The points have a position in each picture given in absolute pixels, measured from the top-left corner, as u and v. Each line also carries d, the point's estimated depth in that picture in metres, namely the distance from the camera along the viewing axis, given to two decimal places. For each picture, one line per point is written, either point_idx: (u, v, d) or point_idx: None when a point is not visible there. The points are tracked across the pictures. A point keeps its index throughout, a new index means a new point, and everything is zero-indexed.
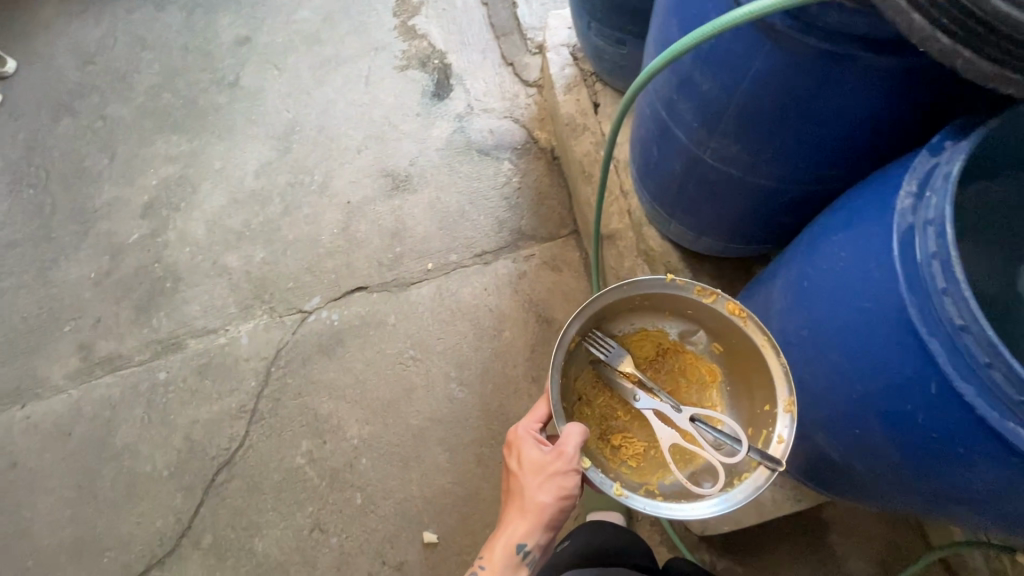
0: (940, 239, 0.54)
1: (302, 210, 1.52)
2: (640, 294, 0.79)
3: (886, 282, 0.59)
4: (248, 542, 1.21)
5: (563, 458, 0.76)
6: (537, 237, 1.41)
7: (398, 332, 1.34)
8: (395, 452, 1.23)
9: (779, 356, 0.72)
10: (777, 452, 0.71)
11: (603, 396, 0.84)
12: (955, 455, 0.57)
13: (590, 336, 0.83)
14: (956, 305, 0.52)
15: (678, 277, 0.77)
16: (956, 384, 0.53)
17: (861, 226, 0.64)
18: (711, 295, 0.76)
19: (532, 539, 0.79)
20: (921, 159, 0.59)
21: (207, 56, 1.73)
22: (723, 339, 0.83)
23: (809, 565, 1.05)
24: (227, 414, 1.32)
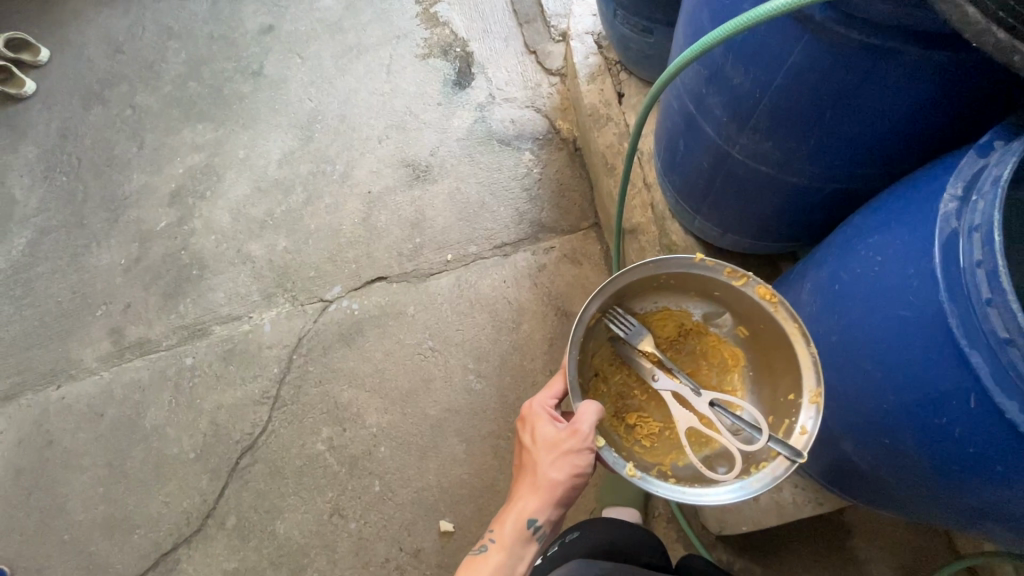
0: (986, 247, 0.51)
1: (324, 199, 1.53)
2: (665, 273, 0.77)
3: (926, 289, 0.56)
4: (270, 525, 1.24)
5: (577, 436, 0.76)
6: (557, 230, 1.39)
7: (417, 323, 1.35)
8: (413, 441, 1.25)
9: (811, 346, 0.68)
10: (800, 442, 0.69)
11: (621, 374, 0.84)
12: (995, 470, 0.55)
13: (611, 312, 0.80)
14: (1002, 317, 0.49)
15: (708, 256, 0.74)
16: (999, 399, 0.51)
17: (899, 229, 0.61)
18: (742, 277, 0.73)
19: (543, 515, 0.79)
20: (968, 160, 0.57)
21: (232, 44, 1.74)
22: (749, 324, 0.80)
23: (830, 568, 1.03)
24: (250, 399, 1.35)
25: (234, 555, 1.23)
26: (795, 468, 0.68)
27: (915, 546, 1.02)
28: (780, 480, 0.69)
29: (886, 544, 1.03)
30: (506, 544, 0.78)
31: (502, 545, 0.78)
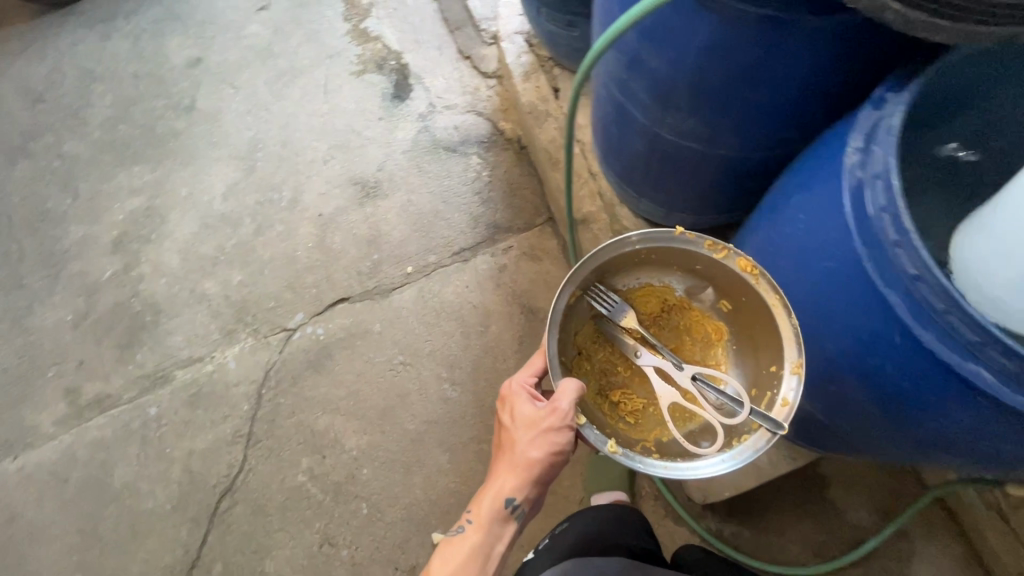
0: (888, 194, 0.54)
1: (274, 227, 1.50)
2: (645, 249, 0.76)
3: (844, 240, 0.59)
4: (260, 565, 1.21)
5: (557, 414, 0.74)
6: (513, 229, 1.40)
7: (386, 340, 1.34)
8: (395, 458, 1.23)
9: (792, 317, 0.67)
10: (782, 414, 0.68)
11: (604, 354, 0.82)
12: (926, 402, 0.58)
13: (593, 289, 0.80)
14: (909, 256, 0.53)
15: (688, 229, 0.73)
16: (918, 334, 0.55)
17: (816, 186, 0.64)
18: (722, 251, 0.71)
19: (522, 492, 0.81)
20: (865, 114, 0.59)
21: (159, 81, 1.69)
22: (733, 297, 0.79)
23: (813, 520, 1.07)
24: (223, 441, 1.31)
25: None
26: (776, 440, 0.68)
27: (888, 487, 1.06)
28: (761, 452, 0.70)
29: (860, 492, 1.07)
30: (485, 521, 0.81)
31: (481, 523, 0.81)
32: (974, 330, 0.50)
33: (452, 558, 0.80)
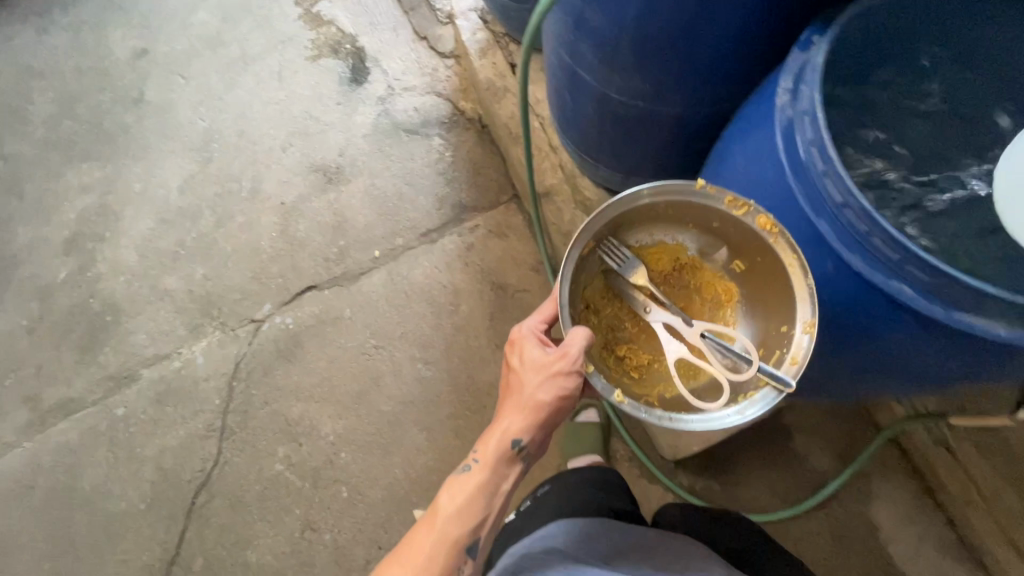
0: (815, 127, 0.60)
1: (235, 218, 1.48)
2: (660, 200, 0.70)
3: (779, 177, 0.65)
4: (241, 555, 1.20)
5: (567, 359, 0.72)
6: (479, 207, 1.40)
7: (356, 324, 1.33)
8: (373, 440, 1.24)
9: (808, 279, 0.64)
10: (790, 372, 0.66)
11: (612, 311, 0.77)
12: (854, 322, 0.65)
13: (606, 242, 0.74)
14: (836, 184, 0.59)
15: (709, 182, 0.68)
16: (847, 257, 0.61)
17: (751, 130, 0.68)
18: (743, 207, 0.67)
19: (528, 437, 0.77)
20: (792, 57, 0.64)
21: (104, 74, 1.63)
22: (746, 257, 0.74)
23: (778, 469, 1.12)
24: (196, 436, 1.29)
25: None
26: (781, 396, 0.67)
27: (847, 432, 1.12)
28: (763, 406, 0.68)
29: (821, 438, 1.12)
30: (491, 463, 0.76)
31: (486, 465, 0.76)
32: (893, 246, 0.57)
33: (456, 500, 0.75)
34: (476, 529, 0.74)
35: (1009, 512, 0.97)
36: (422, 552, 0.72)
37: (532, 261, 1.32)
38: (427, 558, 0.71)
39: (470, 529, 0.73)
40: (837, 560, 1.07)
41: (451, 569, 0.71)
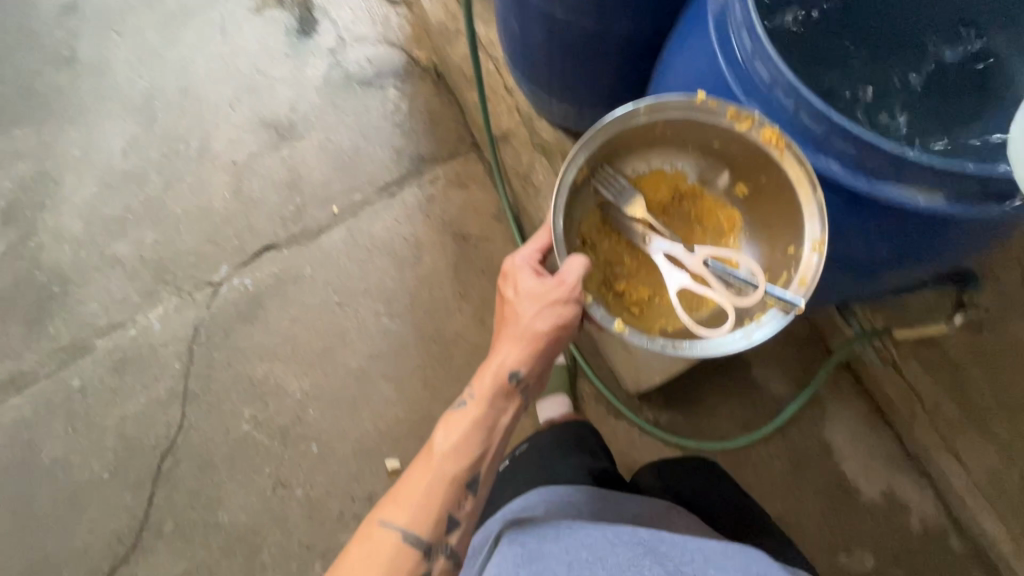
0: (743, 13, 0.64)
1: (184, 180, 1.42)
2: (659, 121, 0.69)
3: (714, 67, 0.69)
4: (212, 517, 1.19)
5: (563, 288, 0.68)
6: (438, 159, 1.36)
7: (318, 282, 1.30)
8: (341, 396, 1.23)
9: (816, 192, 0.64)
10: (800, 292, 0.66)
11: (612, 246, 0.75)
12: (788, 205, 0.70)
13: (601, 171, 0.72)
14: (764, 64, 0.64)
15: (710, 96, 0.66)
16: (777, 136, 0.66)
17: (687, 29, 0.73)
18: (748, 120, 0.65)
19: (524, 370, 0.74)
20: None
21: (30, 33, 1.52)
22: (750, 178, 0.73)
23: (737, 398, 1.16)
24: (158, 402, 1.26)
25: (180, 558, 1.17)
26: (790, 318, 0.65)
27: (802, 360, 1.16)
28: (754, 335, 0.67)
29: (778, 367, 1.16)
30: (485, 399, 0.74)
31: (480, 401, 0.74)
32: (816, 119, 0.62)
33: (450, 438, 0.72)
34: (473, 465, 0.71)
35: (947, 422, 1.03)
36: (417, 492, 0.70)
37: (494, 209, 1.30)
38: (422, 497, 0.70)
39: (468, 465, 0.71)
40: (796, 481, 1.11)
41: (449, 506, 0.69)
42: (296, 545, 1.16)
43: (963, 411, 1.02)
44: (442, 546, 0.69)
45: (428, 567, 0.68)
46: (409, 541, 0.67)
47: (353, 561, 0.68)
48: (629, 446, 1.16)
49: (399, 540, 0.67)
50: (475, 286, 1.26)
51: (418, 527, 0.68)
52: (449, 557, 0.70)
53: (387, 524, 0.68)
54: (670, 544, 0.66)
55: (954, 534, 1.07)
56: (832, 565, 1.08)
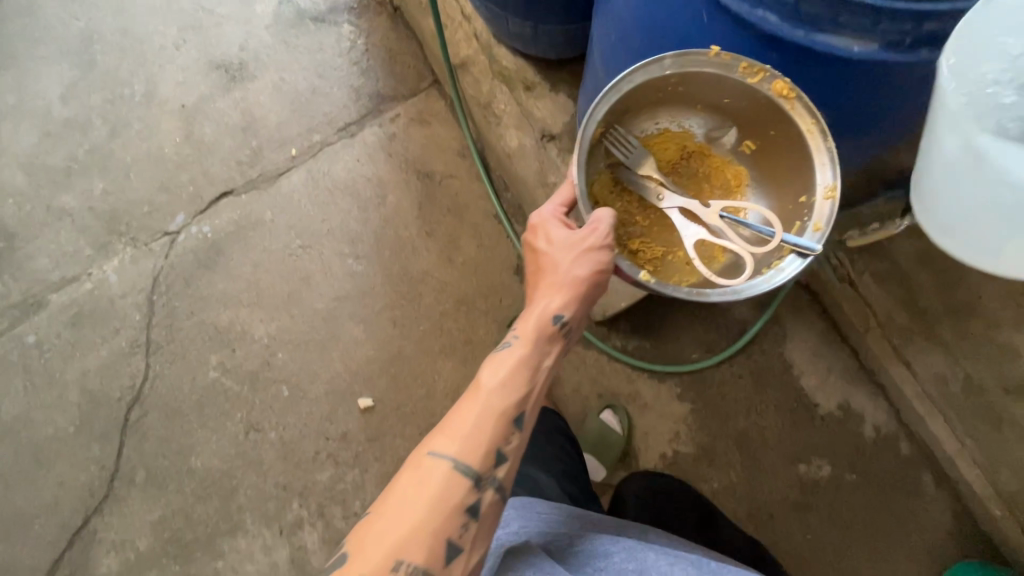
0: None
1: (131, 126, 1.35)
2: (673, 75, 0.70)
3: None
4: (185, 463, 1.18)
5: (598, 230, 0.71)
6: (398, 96, 1.32)
7: (279, 226, 1.27)
8: (309, 339, 1.22)
9: (826, 140, 0.67)
10: (815, 238, 0.69)
11: (624, 207, 0.80)
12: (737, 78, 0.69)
13: (611, 132, 0.77)
14: None
15: (724, 50, 0.67)
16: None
17: None
18: (758, 73, 0.66)
19: (568, 312, 0.72)
20: None
21: None
22: (758, 133, 0.77)
23: (702, 323, 1.19)
24: (120, 354, 1.23)
25: (155, 505, 1.17)
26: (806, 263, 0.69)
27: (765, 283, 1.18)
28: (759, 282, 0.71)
29: None
30: (531, 338, 0.70)
31: (527, 340, 0.70)
32: None
33: (498, 373, 0.67)
34: (522, 403, 0.67)
35: (899, 332, 1.07)
36: (466, 423, 0.64)
37: (457, 146, 1.27)
38: (473, 428, 0.64)
39: (518, 400, 0.66)
40: (758, 398, 1.16)
41: (498, 440, 0.64)
42: (272, 486, 1.17)
43: (914, 320, 1.04)
44: (492, 481, 0.63)
45: (478, 500, 0.61)
46: (461, 470, 0.61)
47: (399, 494, 0.60)
48: (598, 373, 1.18)
49: (451, 468, 0.61)
50: (442, 223, 1.25)
51: (470, 458, 0.62)
52: (499, 492, 0.63)
53: (436, 453, 0.62)
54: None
55: (904, 439, 1.13)
56: (792, 475, 1.14)
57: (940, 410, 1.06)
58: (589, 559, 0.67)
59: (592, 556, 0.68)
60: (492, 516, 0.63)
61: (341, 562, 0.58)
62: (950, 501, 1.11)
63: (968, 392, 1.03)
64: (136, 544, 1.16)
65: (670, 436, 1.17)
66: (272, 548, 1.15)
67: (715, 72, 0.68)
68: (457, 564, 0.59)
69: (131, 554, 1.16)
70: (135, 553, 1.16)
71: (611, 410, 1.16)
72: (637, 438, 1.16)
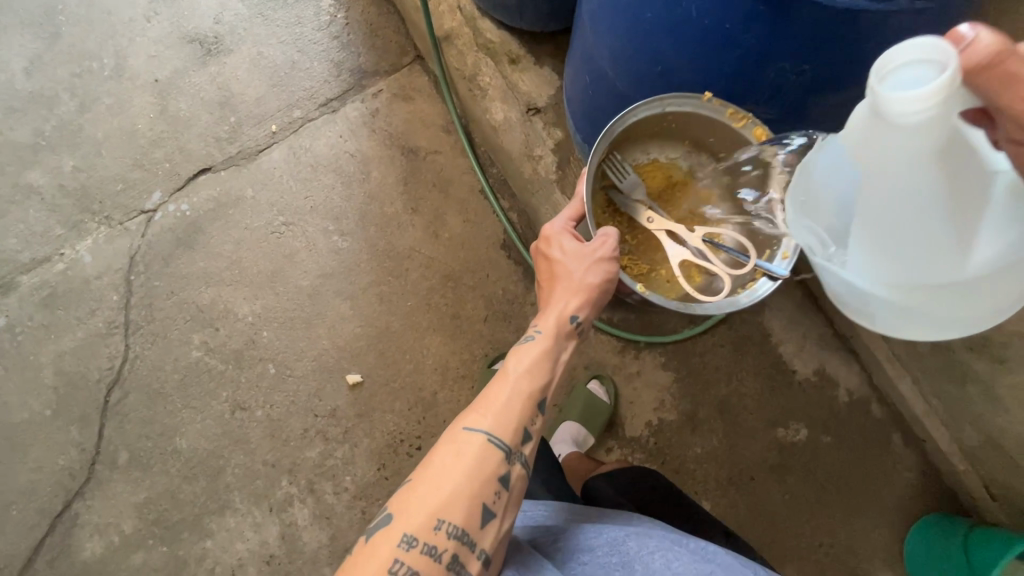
0: None
1: (101, 101, 1.30)
2: (670, 111, 0.73)
3: None
4: (169, 444, 1.17)
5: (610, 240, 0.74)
6: (381, 72, 1.30)
7: (261, 203, 1.25)
8: (295, 316, 1.20)
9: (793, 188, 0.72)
10: (783, 264, 0.73)
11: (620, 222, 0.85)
12: (725, 37, 0.62)
13: (609, 159, 0.80)
14: None
15: (716, 96, 0.69)
16: None
17: None
18: (743, 118, 0.70)
19: (582, 312, 0.74)
20: None
21: None
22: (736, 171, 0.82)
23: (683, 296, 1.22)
24: (96, 335, 1.20)
25: (139, 488, 1.15)
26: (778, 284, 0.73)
27: None
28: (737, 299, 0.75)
29: None
30: (551, 333, 0.71)
31: (547, 335, 0.71)
32: None
33: (524, 361, 0.68)
34: (544, 390, 0.69)
35: None
36: (496, 403, 0.65)
37: (442, 122, 1.26)
38: (504, 407, 0.65)
39: (540, 390, 0.68)
40: (738, 366, 1.20)
41: (524, 420, 0.65)
42: (260, 464, 1.16)
43: None
44: (520, 457, 0.64)
45: (509, 470, 0.62)
46: (495, 444, 0.62)
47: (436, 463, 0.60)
48: (584, 346, 1.21)
49: (485, 441, 0.62)
50: (427, 200, 1.24)
51: (503, 433, 0.63)
52: (525, 467, 0.64)
53: (471, 428, 0.62)
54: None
55: (875, 401, 1.18)
56: (770, 438, 1.18)
57: (908, 371, 1.11)
58: (571, 554, 0.64)
59: (575, 551, 0.65)
60: (520, 489, 0.64)
61: (383, 523, 0.58)
62: (917, 459, 1.16)
63: (935, 352, 1.03)
64: (120, 527, 1.14)
65: (655, 405, 1.20)
66: (262, 526, 1.14)
67: (705, 114, 0.71)
68: (490, 528, 0.60)
69: (116, 537, 1.14)
70: (119, 536, 1.14)
71: (598, 380, 1.20)
72: (623, 408, 1.20)
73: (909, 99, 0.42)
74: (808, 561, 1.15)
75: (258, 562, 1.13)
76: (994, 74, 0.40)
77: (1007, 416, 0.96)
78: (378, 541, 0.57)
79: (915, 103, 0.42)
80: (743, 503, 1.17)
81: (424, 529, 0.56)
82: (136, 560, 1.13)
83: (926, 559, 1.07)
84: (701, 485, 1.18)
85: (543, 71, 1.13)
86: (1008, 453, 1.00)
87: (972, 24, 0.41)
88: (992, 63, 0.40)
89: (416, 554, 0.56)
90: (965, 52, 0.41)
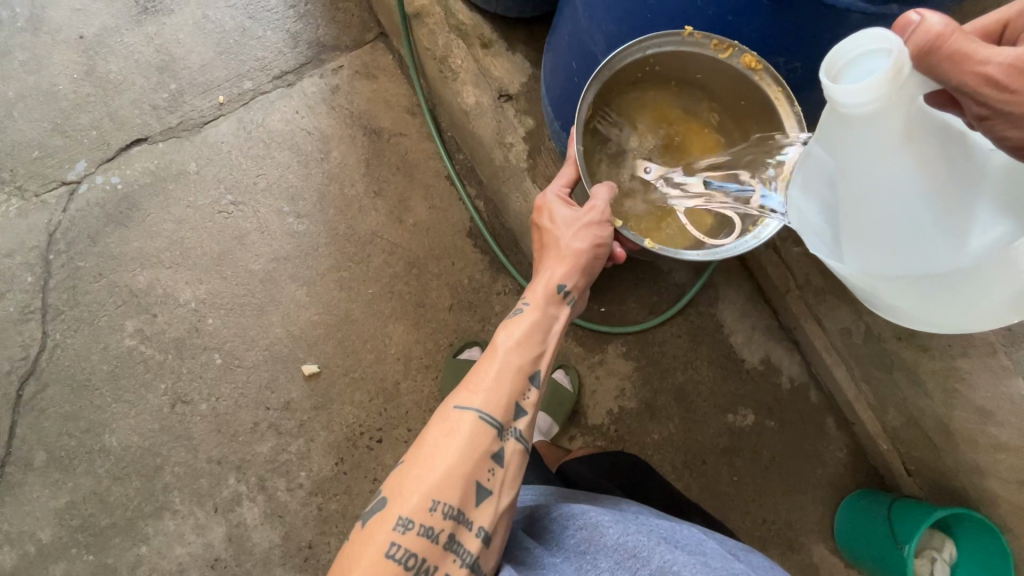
0: None
1: (13, 56, 1.15)
2: (651, 56, 0.73)
3: None
4: (97, 442, 1.07)
5: (596, 211, 0.73)
6: (342, 46, 1.22)
7: (206, 178, 1.15)
8: (244, 302, 1.12)
9: (793, 106, 0.71)
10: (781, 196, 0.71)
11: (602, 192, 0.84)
12: (726, 27, 0.68)
13: (599, 113, 0.80)
14: None
15: (696, 30, 0.70)
16: None
17: None
18: (728, 48, 0.69)
19: (573, 279, 0.73)
20: None
21: None
22: (727, 106, 0.81)
23: (646, 285, 1.26)
24: (9, 321, 1.08)
25: (61, 490, 1.05)
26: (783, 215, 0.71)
27: None
28: (754, 235, 0.72)
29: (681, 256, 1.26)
30: (541, 302, 0.71)
31: (537, 305, 0.71)
32: None
33: (514, 335, 0.68)
34: (537, 361, 0.68)
35: (814, 291, 1.15)
36: (489, 376, 0.65)
37: (407, 103, 1.20)
38: (495, 382, 0.64)
39: (535, 352, 0.68)
40: (693, 355, 1.25)
41: (517, 393, 0.65)
42: (203, 462, 1.08)
43: (826, 280, 1.12)
44: (515, 432, 0.64)
45: (503, 447, 0.62)
46: (487, 420, 0.62)
47: (431, 442, 0.61)
48: None
49: (477, 417, 0.62)
50: (391, 183, 1.18)
51: (493, 409, 0.63)
52: (521, 442, 0.64)
53: (462, 405, 0.62)
54: (642, 551, 0.60)
55: (813, 388, 1.26)
56: (721, 424, 1.24)
57: (844, 360, 1.18)
58: (565, 521, 0.66)
59: (570, 517, 0.66)
60: (519, 465, 0.64)
61: (378, 508, 0.58)
62: (847, 440, 1.26)
63: (867, 341, 1.10)
64: (37, 535, 1.03)
65: (616, 393, 1.23)
66: (206, 528, 1.06)
67: (690, 51, 0.71)
68: (487, 506, 0.60)
69: (31, 547, 1.03)
70: (36, 545, 1.03)
71: (563, 369, 1.22)
72: (586, 396, 1.23)
73: (859, 91, 0.46)
74: (753, 536, 1.23)
75: (201, 567, 1.05)
76: (943, 53, 0.44)
77: (928, 399, 1.05)
78: (373, 526, 0.57)
79: (862, 92, 0.46)
80: (696, 485, 1.23)
81: (419, 511, 0.57)
82: (56, 571, 1.03)
83: (854, 531, 1.16)
84: (658, 467, 1.23)
85: (517, 57, 1.12)
86: (927, 434, 1.09)
87: (918, 9, 0.44)
88: (936, 44, 0.43)
89: (412, 537, 0.56)
90: (911, 37, 0.44)
